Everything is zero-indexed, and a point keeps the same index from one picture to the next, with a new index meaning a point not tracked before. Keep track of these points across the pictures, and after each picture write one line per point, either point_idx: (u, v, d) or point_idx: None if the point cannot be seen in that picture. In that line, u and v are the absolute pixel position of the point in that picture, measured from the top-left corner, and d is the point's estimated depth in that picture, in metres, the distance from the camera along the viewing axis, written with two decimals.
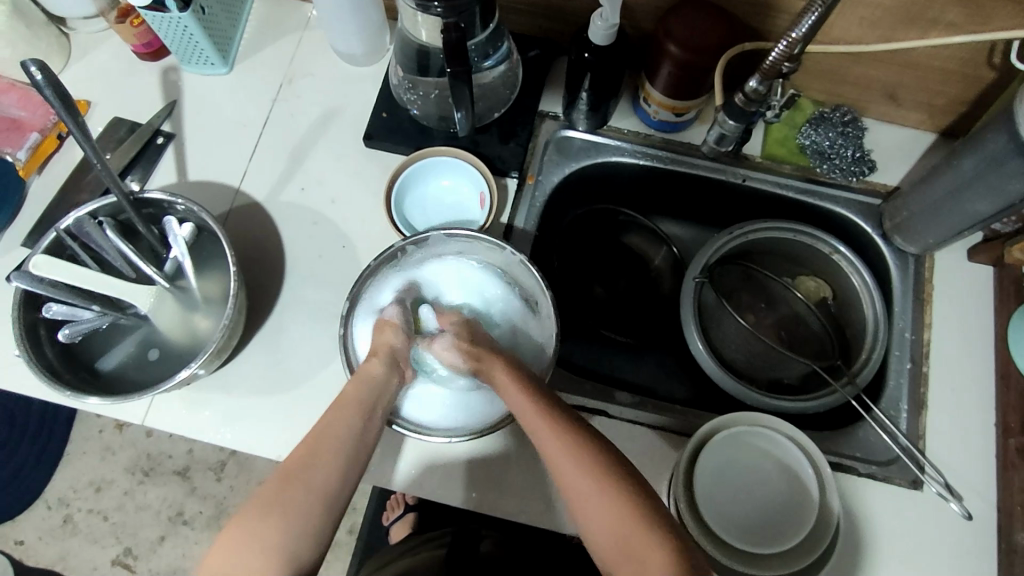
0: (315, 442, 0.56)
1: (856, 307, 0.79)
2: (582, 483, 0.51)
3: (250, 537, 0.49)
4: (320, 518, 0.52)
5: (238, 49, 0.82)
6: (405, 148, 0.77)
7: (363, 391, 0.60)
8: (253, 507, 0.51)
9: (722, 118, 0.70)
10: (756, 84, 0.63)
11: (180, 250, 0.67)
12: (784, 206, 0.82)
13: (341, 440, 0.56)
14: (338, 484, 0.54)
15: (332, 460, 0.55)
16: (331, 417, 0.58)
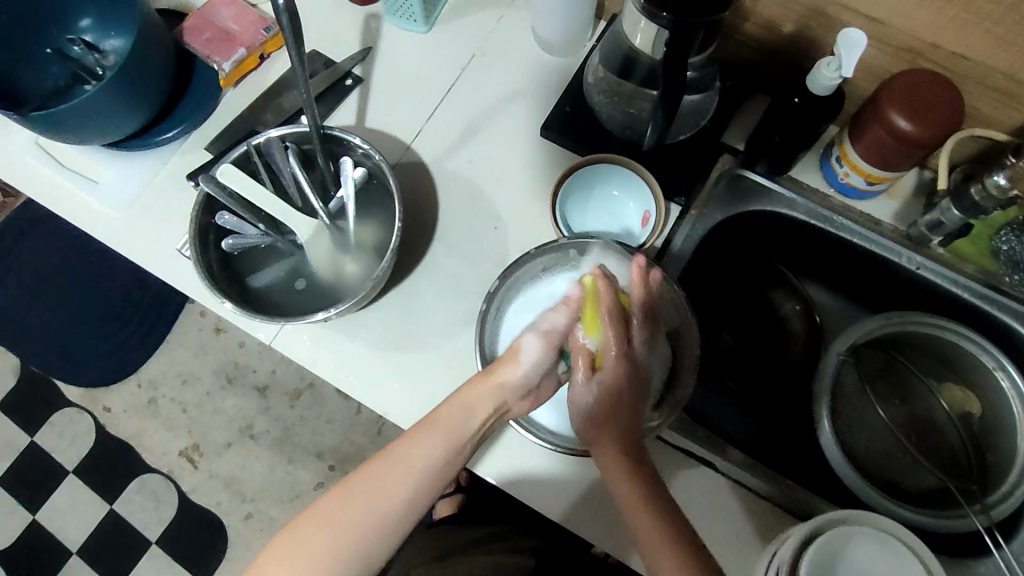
0: (381, 469, 0.56)
1: (1007, 433, 0.72)
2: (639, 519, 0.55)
3: (304, 556, 0.53)
4: (370, 546, 0.54)
5: (442, 11, 0.84)
6: (579, 146, 0.77)
7: (461, 424, 0.58)
8: (313, 524, 0.54)
9: (945, 207, 0.68)
10: (1005, 180, 0.63)
11: (348, 190, 0.70)
12: (952, 305, 0.75)
13: (410, 475, 0.56)
14: (394, 514, 0.55)
15: (394, 490, 0.55)
16: (410, 440, 0.57)
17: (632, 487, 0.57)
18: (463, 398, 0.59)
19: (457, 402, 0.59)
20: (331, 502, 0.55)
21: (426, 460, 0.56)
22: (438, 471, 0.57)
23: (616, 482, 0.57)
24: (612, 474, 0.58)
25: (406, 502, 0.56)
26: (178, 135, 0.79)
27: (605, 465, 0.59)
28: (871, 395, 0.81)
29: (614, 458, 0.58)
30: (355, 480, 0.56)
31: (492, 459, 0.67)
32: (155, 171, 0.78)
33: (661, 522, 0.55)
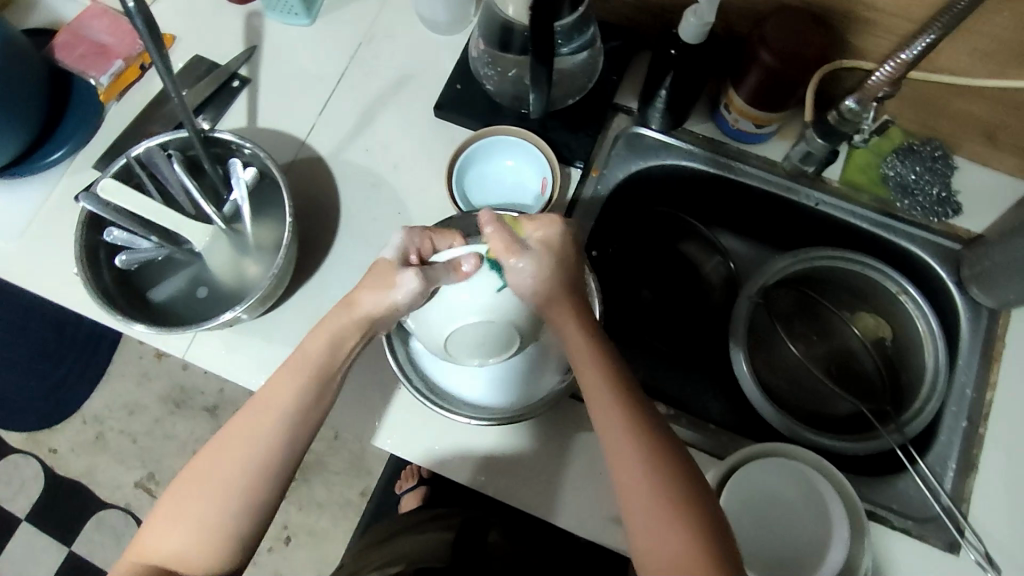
0: (252, 411, 0.56)
1: (915, 353, 0.75)
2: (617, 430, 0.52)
3: (187, 507, 0.53)
4: (252, 487, 0.54)
5: (325, 2, 0.83)
6: (473, 121, 0.76)
7: (314, 357, 0.58)
8: (185, 486, 0.54)
9: (810, 135, 0.68)
10: (852, 104, 0.61)
11: (240, 192, 0.69)
12: (852, 236, 0.77)
13: (275, 415, 0.56)
14: (269, 455, 0.55)
15: (265, 432, 0.55)
16: (273, 386, 0.57)
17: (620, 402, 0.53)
18: (316, 335, 0.59)
19: (314, 342, 0.58)
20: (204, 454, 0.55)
21: (293, 392, 0.57)
22: (310, 403, 0.57)
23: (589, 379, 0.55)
24: (587, 376, 0.55)
25: (281, 440, 0.56)
26: (64, 157, 0.76)
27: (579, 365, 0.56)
28: (788, 332, 0.83)
29: (593, 366, 0.55)
30: (227, 431, 0.56)
31: (420, 441, 0.67)
32: (44, 196, 0.76)
33: (640, 440, 0.52)
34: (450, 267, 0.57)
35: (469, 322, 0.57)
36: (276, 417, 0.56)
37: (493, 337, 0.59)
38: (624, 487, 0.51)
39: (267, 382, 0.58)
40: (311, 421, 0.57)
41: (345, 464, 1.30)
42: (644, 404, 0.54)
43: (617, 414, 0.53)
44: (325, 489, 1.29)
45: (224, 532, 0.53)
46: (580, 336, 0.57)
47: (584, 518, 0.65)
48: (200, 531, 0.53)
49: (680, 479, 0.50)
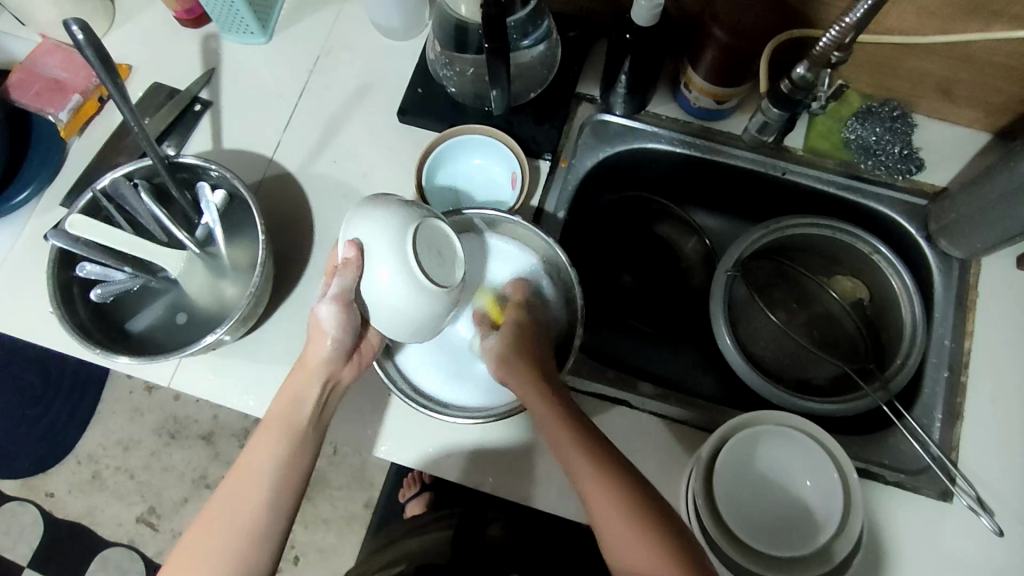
0: (235, 484, 0.57)
1: (894, 310, 0.76)
2: (584, 477, 0.54)
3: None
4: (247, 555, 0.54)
5: (280, 17, 0.83)
6: (438, 123, 0.77)
7: (296, 413, 0.59)
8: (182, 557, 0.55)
9: (767, 105, 0.68)
10: (804, 71, 0.62)
11: (212, 216, 0.69)
12: (822, 201, 0.79)
13: (262, 474, 0.57)
14: (260, 518, 0.55)
15: (252, 499, 0.56)
16: (257, 445, 0.58)
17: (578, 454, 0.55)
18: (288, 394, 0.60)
19: (281, 400, 0.60)
20: (196, 535, 0.56)
21: (270, 458, 0.57)
22: (290, 464, 0.57)
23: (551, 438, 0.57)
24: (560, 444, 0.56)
25: (266, 505, 0.56)
26: (30, 197, 0.76)
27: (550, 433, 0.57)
28: (769, 303, 0.84)
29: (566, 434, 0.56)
30: (213, 506, 0.56)
31: (414, 446, 0.67)
32: (16, 238, 0.75)
33: (620, 495, 0.52)
34: (347, 270, 0.54)
35: (411, 256, 0.53)
36: (260, 480, 0.56)
37: (437, 245, 0.56)
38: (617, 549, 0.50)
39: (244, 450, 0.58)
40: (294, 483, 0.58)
41: (348, 478, 1.30)
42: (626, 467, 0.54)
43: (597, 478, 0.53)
44: (330, 505, 1.29)
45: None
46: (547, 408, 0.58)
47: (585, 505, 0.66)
48: None
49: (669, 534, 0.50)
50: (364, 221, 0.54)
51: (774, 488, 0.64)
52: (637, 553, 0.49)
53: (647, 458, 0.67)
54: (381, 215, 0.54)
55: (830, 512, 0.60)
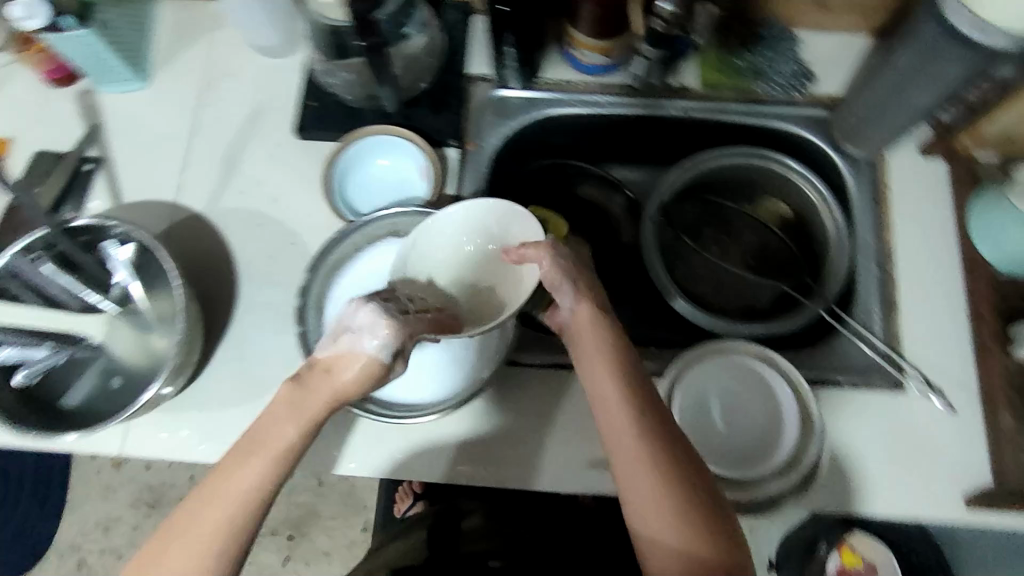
0: (184, 524, 0.49)
1: (818, 222, 0.79)
2: (621, 434, 0.53)
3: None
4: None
5: (152, 59, 0.80)
6: (338, 133, 0.76)
7: (288, 433, 0.51)
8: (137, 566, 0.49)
9: (643, 47, 0.69)
10: (670, 6, 0.63)
11: (125, 274, 0.67)
12: (729, 132, 0.80)
13: (233, 501, 0.49)
14: (220, 546, 0.49)
15: (217, 521, 0.49)
16: (238, 460, 0.50)
17: (618, 402, 0.54)
18: (286, 412, 0.52)
19: (286, 425, 0.51)
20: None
21: (231, 503, 0.49)
22: (255, 514, 0.50)
23: (598, 381, 0.56)
24: (611, 416, 0.54)
25: (231, 529, 0.49)
26: None
27: (604, 402, 0.55)
28: (700, 242, 0.86)
29: (619, 411, 0.54)
30: (178, 518, 0.50)
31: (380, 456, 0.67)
32: None
33: (663, 471, 0.51)
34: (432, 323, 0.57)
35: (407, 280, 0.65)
36: (214, 529, 0.49)
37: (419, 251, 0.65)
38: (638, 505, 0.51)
39: (215, 473, 0.51)
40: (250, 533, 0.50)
41: (339, 504, 1.28)
42: (683, 447, 0.53)
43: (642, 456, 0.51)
44: (326, 536, 1.27)
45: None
46: (614, 389, 0.55)
47: (562, 473, 0.67)
48: None
49: (706, 518, 0.50)
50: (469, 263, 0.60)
51: (735, 415, 0.65)
52: (656, 513, 0.50)
53: None
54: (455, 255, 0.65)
55: (794, 422, 0.62)
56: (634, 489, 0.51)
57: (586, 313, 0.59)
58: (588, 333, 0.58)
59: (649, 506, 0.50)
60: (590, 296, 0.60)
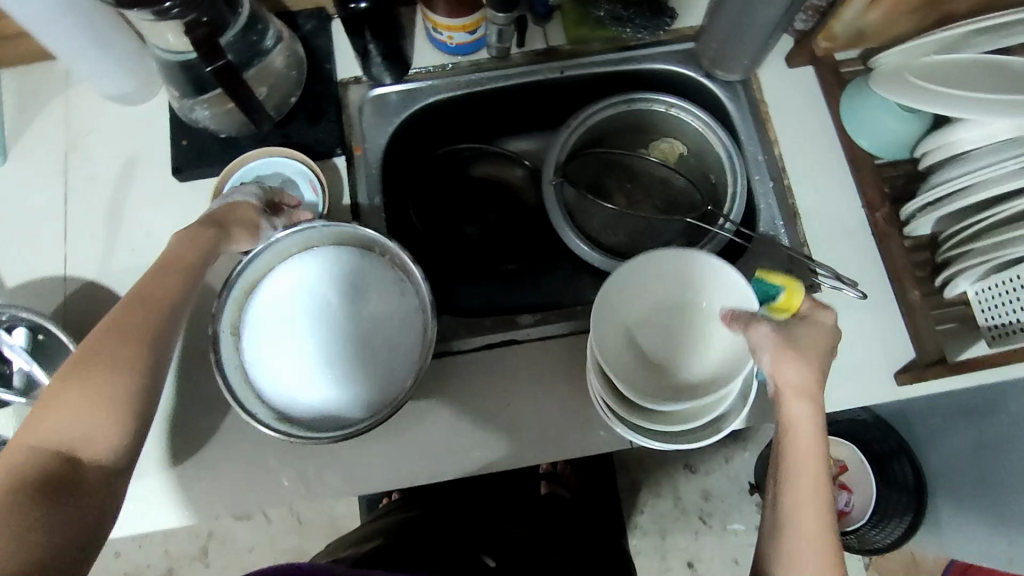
0: (124, 323, 0.48)
1: (708, 151, 0.81)
2: (806, 474, 0.50)
3: (55, 427, 0.43)
4: (120, 397, 0.45)
5: (4, 132, 0.75)
6: (218, 166, 0.73)
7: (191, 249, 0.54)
8: (62, 380, 0.45)
9: (492, 12, 0.69)
10: None
11: (24, 359, 0.63)
12: (605, 82, 0.81)
13: (166, 293, 0.51)
14: (158, 331, 0.49)
15: (153, 308, 0.49)
16: (154, 269, 0.52)
17: (820, 470, 0.50)
18: (193, 236, 0.55)
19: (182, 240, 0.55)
20: (69, 376, 0.45)
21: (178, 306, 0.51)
22: (173, 312, 0.51)
23: (802, 437, 0.51)
24: (798, 459, 0.50)
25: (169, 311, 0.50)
26: None
27: (797, 445, 0.51)
28: (605, 194, 0.88)
29: (814, 457, 0.50)
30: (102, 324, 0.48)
31: (336, 474, 0.66)
32: None
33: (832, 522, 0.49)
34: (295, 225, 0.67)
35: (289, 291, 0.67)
36: (146, 318, 0.49)
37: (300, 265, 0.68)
38: (796, 538, 0.48)
39: (141, 280, 0.51)
40: (168, 333, 0.50)
41: (325, 539, 1.24)
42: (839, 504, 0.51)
43: (823, 500, 0.49)
44: None
45: (84, 455, 0.43)
46: (814, 438, 0.51)
47: (518, 447, 0.67)
48: (105, 410, 0.44)
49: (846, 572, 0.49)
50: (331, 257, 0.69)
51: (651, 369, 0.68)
52: (811, 553, 0.48)
53: (553, 379, 0.69)
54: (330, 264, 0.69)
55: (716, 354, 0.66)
56: (805, 524, 0.49)
57: (806, 377, 0.51)
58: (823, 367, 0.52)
59: (807, 545, 0.48)
60: (812, 348, 0.52)
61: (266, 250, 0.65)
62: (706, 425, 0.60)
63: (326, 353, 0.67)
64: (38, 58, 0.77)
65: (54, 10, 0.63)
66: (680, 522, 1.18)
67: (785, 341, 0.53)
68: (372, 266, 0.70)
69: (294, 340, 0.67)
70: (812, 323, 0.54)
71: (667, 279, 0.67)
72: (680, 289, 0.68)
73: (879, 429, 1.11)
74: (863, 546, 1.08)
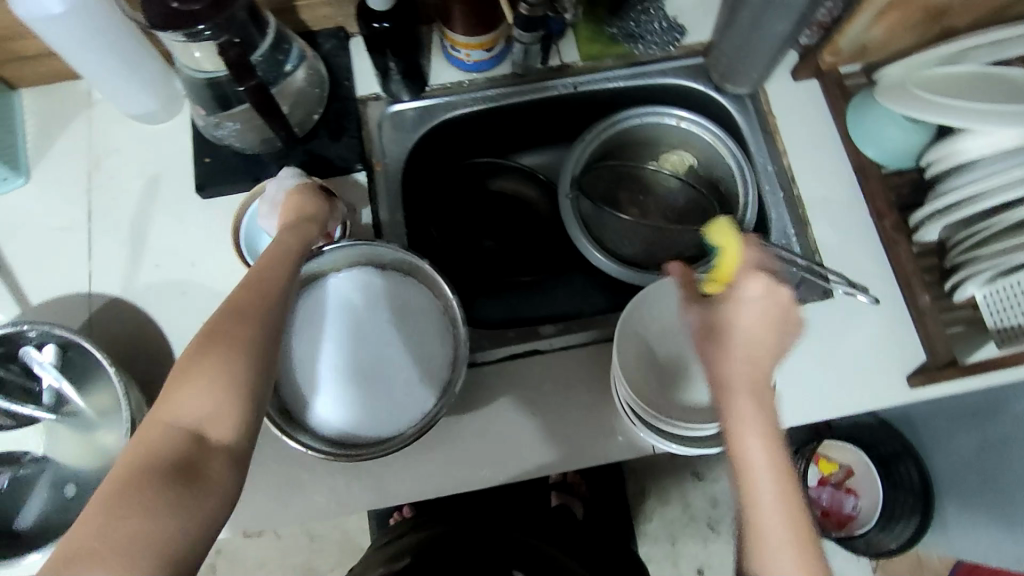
0: (241, 302, 0.47)
1: (719, 163, 0.83)
2: (754, 467, 0.43)
3: (181, 406, 0.42)
4: (242, 376, 0.44)
5: (27, 152, 0.76)
6: (242, 183, 0.74)
7: (290, 242, 0.56)
8: (189, 355, 0.44)
9: (517, 33, 0.71)
10: None
11: (53, 376, 0.63)
12: (618, 97, 0.83)
13: (275, 280, 0.50)
14: (277, 318, 0.48)
15: (269, 291, 0.49)
16: (265, 261, 0.52)
17: (773, 460, 0.43)
18: (290, 236, 0.57)
19: (285, 236, 0.56)
20: (200, 350, 0.44)
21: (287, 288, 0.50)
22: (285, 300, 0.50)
23: (741, 424, 0.45)
24: (745, 451, 0.44)
25: (280, 297, 0.50)
26: None
27: (738, 435, 0.44)
28: (618, 206, 0.90)
29: (760, 446, 0.44)
30: (224, 303, 0.47)
31: (363, 486, 0.67)
32: None
33: (800, 519, 0.42)
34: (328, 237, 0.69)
35: (331, 309, 0.69)
36: (264, 300, 0.48)
37: (342, 283, 0.69)
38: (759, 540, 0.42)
39: (253, 268, 0.51)
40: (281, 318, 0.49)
41: (335, 553, 1.24)
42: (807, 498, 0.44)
43: (777, 497, 0.43)
44: None
45: (211, 435, 0.42)
46: (757, 422, 0.45)
47: (543, 457, 0.68)
48: (229, 387, 0.43)
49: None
50: (377, 284, 0.70)
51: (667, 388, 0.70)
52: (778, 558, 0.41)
53: (575, 389, 0.70)
54: (374, 287, 0.70)
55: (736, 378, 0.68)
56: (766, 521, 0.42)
57: (733, 362, 0.46)
58: (754, 346, 0.47)
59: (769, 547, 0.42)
60: (736, 329, 0.47)
61: (312, 264, 0.68)
62: (720, 428, 0.61)
63: (345, 367, 0.68)
64: (61, 78, 0.78)
65: (88, 30, 0.64)
66: (690, 529, 1.19)
67: (713, 329, 0.48)
68: (415, 290, 0.71)
69: (315, 350, 0.68)
70: (733, 304, 0.48)
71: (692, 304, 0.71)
72: None
73: (884, 435, 1.13)
74: (874, 549, 1.10)
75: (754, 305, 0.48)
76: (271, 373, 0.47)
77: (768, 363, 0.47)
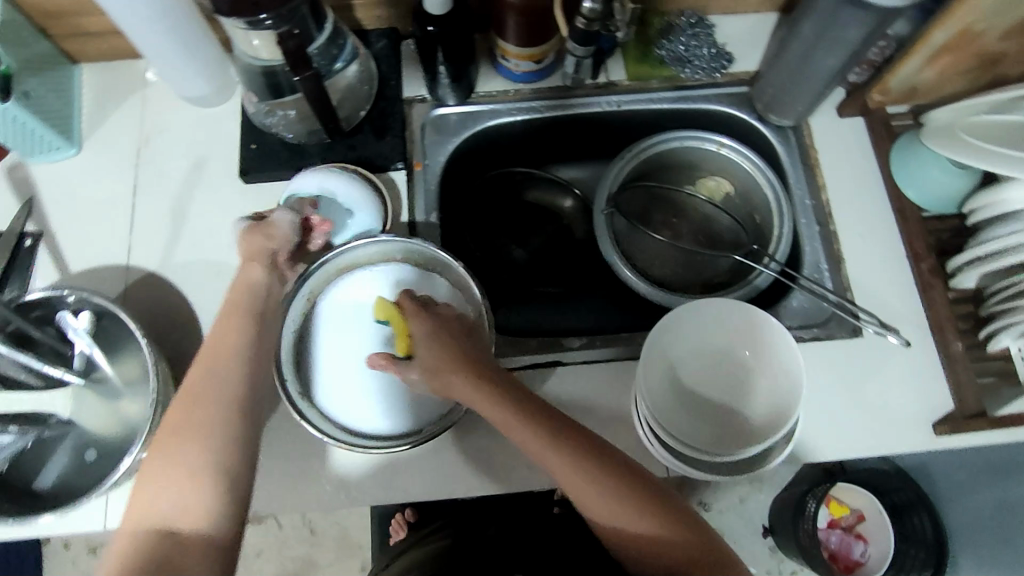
0: (194, 390, 0.55)
1: (756, 193, 0.83)
2: (570, 478, 0.54)
3: (154, 506, 0.50)
4: (208, 460, 0.52)
5: (81, 124, 0.78)
6: (285, 172, 0.76)
7: (247, 296, 0.61)
8: (160, 452, 0.52)
9: (571, 46, 0.72)
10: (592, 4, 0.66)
11: (86, 342, 0.65)
12: (660, 118, 0.83)
13: (230, 352, 0.57)
14: (237, 391, 0.55)
15: (226, 366, 0.56)
16: (218, 329, 0.59)
17: (576, 463, 0.54)
18: (237, 293, 0.62)
19: (234, 291, 0.62)
20: (165, 445, 0.53)
21: (242, 361, 0.56)
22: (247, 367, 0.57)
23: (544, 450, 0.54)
24: (563, 475, 0.54)
25: (238, 370, 0.56)
26: None
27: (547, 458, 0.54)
28: (651, 227, 0.90)
29: (566, 459, 0.54)
30: (184, 389, 0.55)
31: (375, 480, 0.67)
32: None
33: (624, 494, 0.54)
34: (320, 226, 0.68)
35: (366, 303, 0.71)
36: (218, 379, 0.55)
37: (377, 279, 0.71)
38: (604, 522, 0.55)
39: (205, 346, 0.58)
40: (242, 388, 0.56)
41: (334, 549, 1.24)
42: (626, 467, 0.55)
43: (598, 490, 0.53)
44: None
45: (183, 523, 0.50)
46: (545, 441, 0.54)
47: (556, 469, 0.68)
48: (194, 472, 0.51)
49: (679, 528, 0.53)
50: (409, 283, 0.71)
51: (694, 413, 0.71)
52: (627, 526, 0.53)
53: (594, 405, 0.70)
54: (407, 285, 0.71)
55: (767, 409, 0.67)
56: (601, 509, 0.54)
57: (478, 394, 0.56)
58: (482, 377, 0.57)
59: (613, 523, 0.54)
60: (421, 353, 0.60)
61: (343, 254, 0.69)
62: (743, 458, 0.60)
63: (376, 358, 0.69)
64: (122, 56, 0.81)
65: (154, 12, 0.66)
66: None
67: (434, 363, 0.59)
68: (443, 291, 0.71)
69: (347, 341, 0.70)
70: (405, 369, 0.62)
71: (720, 331, 0.70)
72: (733, 341, 0.70)
73: (896, 480, 1.08)
74: None
75: (429, 334, 0.60)
76: (244, 444, 0.54)
77: (502, 381, 0.57)
